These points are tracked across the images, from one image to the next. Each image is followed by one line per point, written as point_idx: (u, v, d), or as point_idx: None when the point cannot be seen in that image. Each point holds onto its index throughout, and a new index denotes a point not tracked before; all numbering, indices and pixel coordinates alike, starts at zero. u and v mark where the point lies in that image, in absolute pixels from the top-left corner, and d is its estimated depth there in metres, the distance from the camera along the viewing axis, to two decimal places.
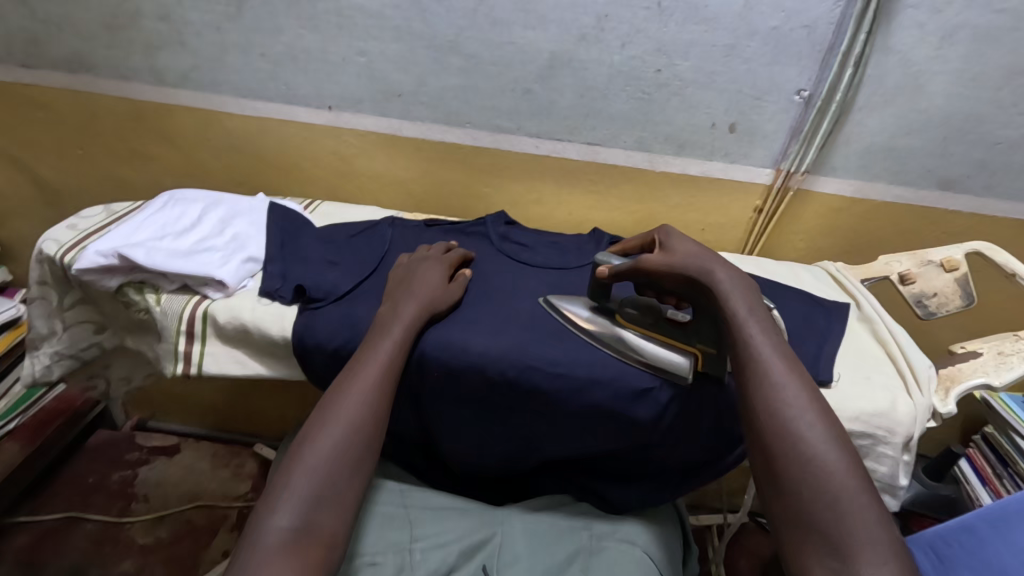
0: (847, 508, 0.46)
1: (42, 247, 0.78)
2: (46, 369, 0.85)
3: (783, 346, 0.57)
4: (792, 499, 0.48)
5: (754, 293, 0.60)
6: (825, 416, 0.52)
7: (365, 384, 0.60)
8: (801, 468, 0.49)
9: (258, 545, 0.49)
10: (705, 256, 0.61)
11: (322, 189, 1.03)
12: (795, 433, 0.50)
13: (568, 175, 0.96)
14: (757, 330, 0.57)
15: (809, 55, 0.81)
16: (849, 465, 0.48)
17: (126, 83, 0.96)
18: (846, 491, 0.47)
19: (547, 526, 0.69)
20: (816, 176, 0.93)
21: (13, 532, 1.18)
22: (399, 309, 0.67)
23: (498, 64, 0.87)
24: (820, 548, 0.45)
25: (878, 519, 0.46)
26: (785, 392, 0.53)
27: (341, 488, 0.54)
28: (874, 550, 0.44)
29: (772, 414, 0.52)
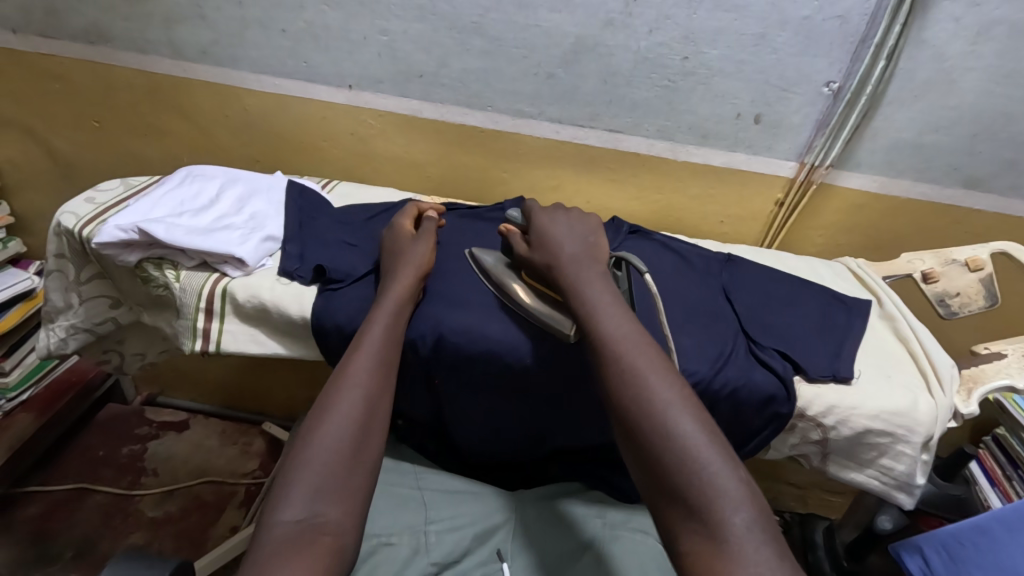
0: (700, 462, 0.46)
1: (60, 219, 0.78)
2: (61, 342, 0.85)
3: (628, 319, 0.58)
4: (650, 467, 0.48)
5: (600, 275, 0.63)
6: (671, 378, 0.52)
7: (360, 378, 0.60)
8: (653, 434, 0.48)
9: (265, 542, 0.48)
10: (559, 247, 0.67)
11: (338, 169, 1.02)
12: (642, 395, 0.50)
13: (589, 162, 0.95)
14: (601, 307, 0.59)
15: (840, 47, 0.79)
16: (697, 420, 0.48)
17: (144, 56, 0.95)
18: (693, 442, 0.47)
19: (561, 512, 0.69)
20: (839, 170, 0.91)
21: (24, 502, 1.20)
22: (387, 293, 0.67)
23: (523, 47, 0.85)
24: (677, 507, 0.45)
25: (727, 467, 0.45)
26: (630, 361, 0.53)
27: (344, 477, 0.53)
28: (725, 499, 0.43)
29: (622, 380, 0.52)
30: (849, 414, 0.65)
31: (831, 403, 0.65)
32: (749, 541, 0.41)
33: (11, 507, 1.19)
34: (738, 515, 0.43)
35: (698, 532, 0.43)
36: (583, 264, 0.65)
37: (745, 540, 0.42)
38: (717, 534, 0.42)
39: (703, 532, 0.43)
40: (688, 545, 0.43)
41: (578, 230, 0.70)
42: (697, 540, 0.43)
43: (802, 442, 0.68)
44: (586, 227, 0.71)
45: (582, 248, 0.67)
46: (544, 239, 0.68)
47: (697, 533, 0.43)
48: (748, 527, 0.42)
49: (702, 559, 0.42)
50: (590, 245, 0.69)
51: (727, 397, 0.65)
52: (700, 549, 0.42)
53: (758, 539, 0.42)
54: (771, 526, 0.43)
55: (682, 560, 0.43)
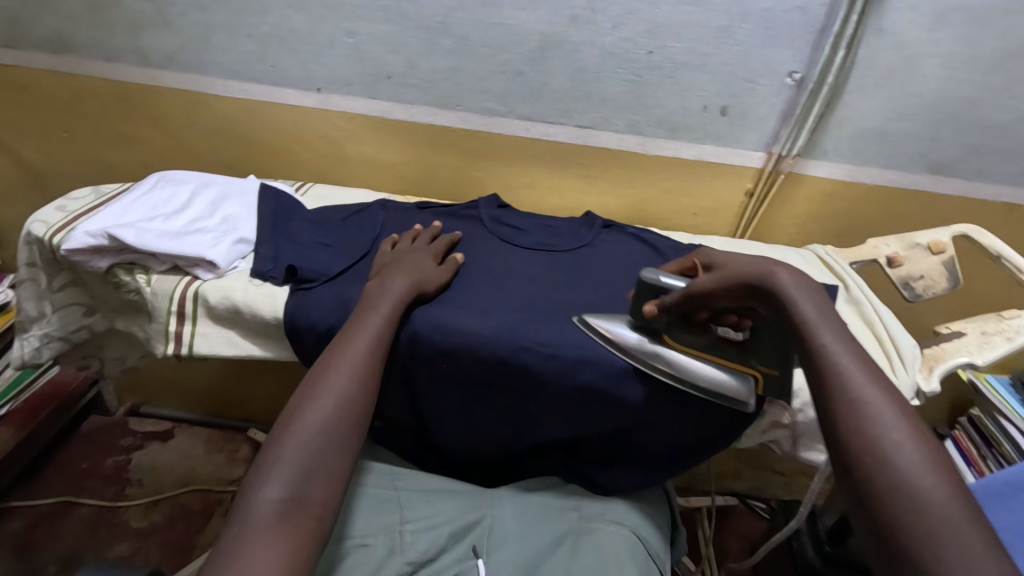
0: (920, 487, 0.39)
1: (31, 228, 0.77)
2: (35, 351, 0.84)
3: (854, 341, 0.51)
4: (861, 499, 0.42)
5: (817, 292, 0.55)
6: (902, 408, 0.45)
7: (351, 361, 0.61)
8: (868, 463, 0.42)
9: (251, 514, 0.48)
10: (756, 264, 0.58)
11: (313, 172, 1.02)
12: (861, 412, 0.45)
13: (560, 158, 0.96)
14: (821, 320, 0.52)
15: (801, 37, 0.80)
16: (927, 455, 0.41)
17: (112, 64, 0.95)
18: (919, 473, 0.40)
19: (537, 508, 0.69)
20: (807, 159, 0.93)
21: (7, 517, 1.19)
22: (389, 285, 0.68)
23: (490, 45, 0.86)
24: (887, 536, 0.39)
25: (959, 504, 0.38)
26: (855, 383, 0.47)
27: (331, 461, 0.54)
28: (957, 547, 0.36)
29: (839, 392, 0.47)
30: None
31: None
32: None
33: None
34: (963, 552, 0.36)
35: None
36: (800, 279, 0.56)
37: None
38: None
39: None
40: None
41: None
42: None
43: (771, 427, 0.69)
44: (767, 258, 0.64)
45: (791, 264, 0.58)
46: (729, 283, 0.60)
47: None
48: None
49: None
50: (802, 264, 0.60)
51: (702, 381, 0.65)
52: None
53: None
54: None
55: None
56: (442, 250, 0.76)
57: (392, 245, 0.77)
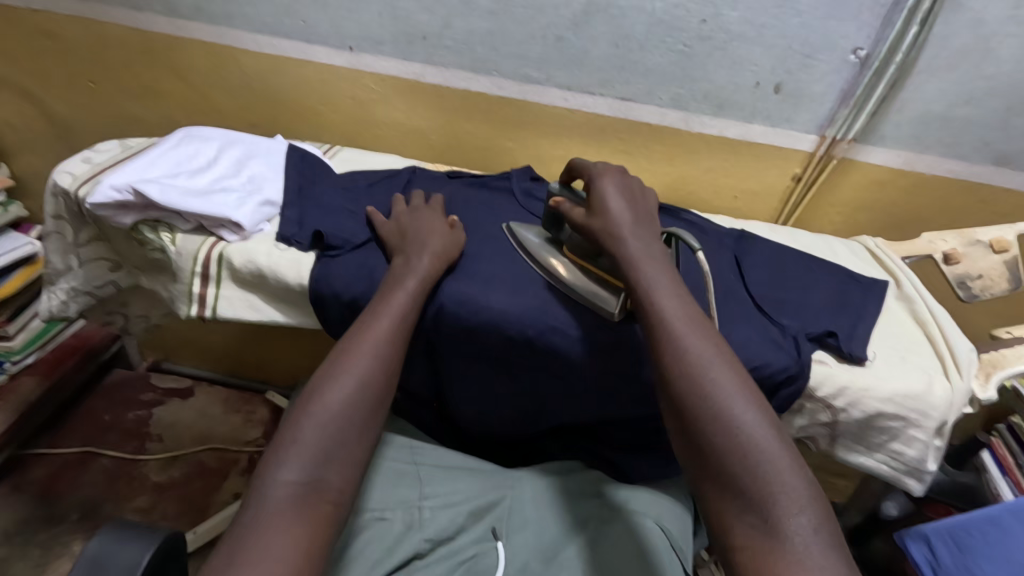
0: (763, 457, 0.45)
1: (56, 179, 0.76)
2: (63, 304, 0.84)
3: (688, 305, 0.55)
4: (709, 466, 0.47)
5: (661, 258, 0.59)
6: (737, 374, 0.50)
7: (375, 341, 0.59)
8: (719, 438, 0.47)
9: (266, 498, 0.48)
10: (617, 221, 0.60)
11: (339, 135, 0.99)
12: (704, 385, 0.49)
13: (598, 131, 0.91)
14: (662, 289, 0.55)
15: (869, 10, 0.74)
16: (763, 421, 0.47)
17: (139, 13, 0.92)
18: (762, 443, 0.46)
19: (558, 491, 0.67)
20: (862, 145, 0.87)
21: (32, 463, 1.22)
22: (414, 260, 0.65)
23: (530, 7, 0.81)
24: (735, 502, 0.45)
25: (792, 466, 0.45)
26: (692, 357, 0.51)
27: (349, 443, 0.54)
28: (790, 498, 0.43)
29: (684, 368, 0.50)
30: (860, 396, 0.62)
31: (842, 384, 0.62)
32: (811, 542, 0.42)
33: (18, 468, 1.21)
34: (803, 514, 0.43)
35: (755, 528, 0.43)
36: (643, 248, 0.59)
37: (806, 542, 0.42)
38: (779, 536, 0.42)
39: (763, 530, 0.43)
40: (745, 542, 0.43)
41: (639, 201, 0.63)
42: (754, 538, 0.43)
43: (810, 424, 0.65)
44: (641, 197, 0.64)
45: (640, 224, 0.61)
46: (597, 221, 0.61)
47: (755, 530, 0.43)
48: (812, 530, 0.42)
49: (761, 560, 0.42)
50: (650, 221, 0.62)
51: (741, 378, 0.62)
52: (759, 550, 0.42)
53: (821, 540, 0.42)
54: (833, 527, 0.43)
55: (733, 551, 0.44)
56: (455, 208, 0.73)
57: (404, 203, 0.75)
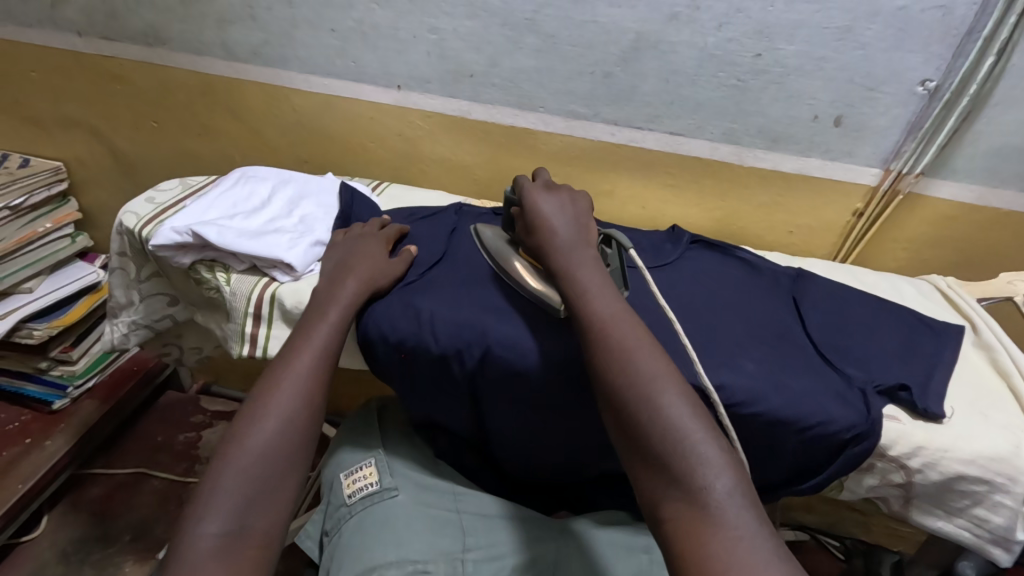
0: (682, 432, 0.48)
1: (122, 219, 0.79)
2: (124, 337, 0.87)
3: (616, 298, 0.58)
4: (638, 447, 0.49)
5: (595, 260, 0.62)
6: (658, 359, 0.53)
7: (298, 378, 0.58)
8: (643, 419, 0.49)
9: (186, 555, 0.47)
10: (553, 233, 0.64)
11: (386, 170, 1.00)
12: (628, 371, 0.52)
13: (647, 166, 0.89)
14: (592, 288, 0.59)
15: (939, 41, 0.70)
16: (682, 399, 0.50)
17: (200, 57, 0.96)
18: (681, 419, 0.48)
19: (606, 545, 0.65)
20: (930, 179, 0.82)
21: (89, 483, 1.26)
22: (340, 289, 0.66)
23: (579, 45, 0.81)
24: (660, 477, 0.47)
25: (709, 438, 0.48)
26: (619, 346, 0.53)
27: (273, 484, 0.52)
28: (706, 467, 0.46)
29: (611, 356, 0.53)
30: (938, 457, 0.57)
31: (917, 443, 0.58)
32: (729, 505, 0.44)
33: (76, 487, 1.26)
34: (720, 481, 0.45)
35: (679, 501, 0.46)
36: (577, 251, 0.62)
37: (724, 504, 0.44)
38: (698, 503, 0.45)
39: (685, 500, 0.45)
40: (669, 514, 0.46)
41: (572, 208, 0.67)
42: (679, 510, 0.45)
43: (881, 483, 0.60)
44: (578, 205, 0.68)
45: (573, 232, 0.64)
46: (540, 227, 0.65)
47: (681, 501, 0.46)
48: (729, 493, 0.45)
49: (684, 527, 0.44)
50: (585, 226, 0.66)
51: (805, 434, 0.58)
52: (683, 519, 0.45)
53: (738, 502, 0.44)
54: (749, 491, 0.46)
55: (663, 526, 0.46)
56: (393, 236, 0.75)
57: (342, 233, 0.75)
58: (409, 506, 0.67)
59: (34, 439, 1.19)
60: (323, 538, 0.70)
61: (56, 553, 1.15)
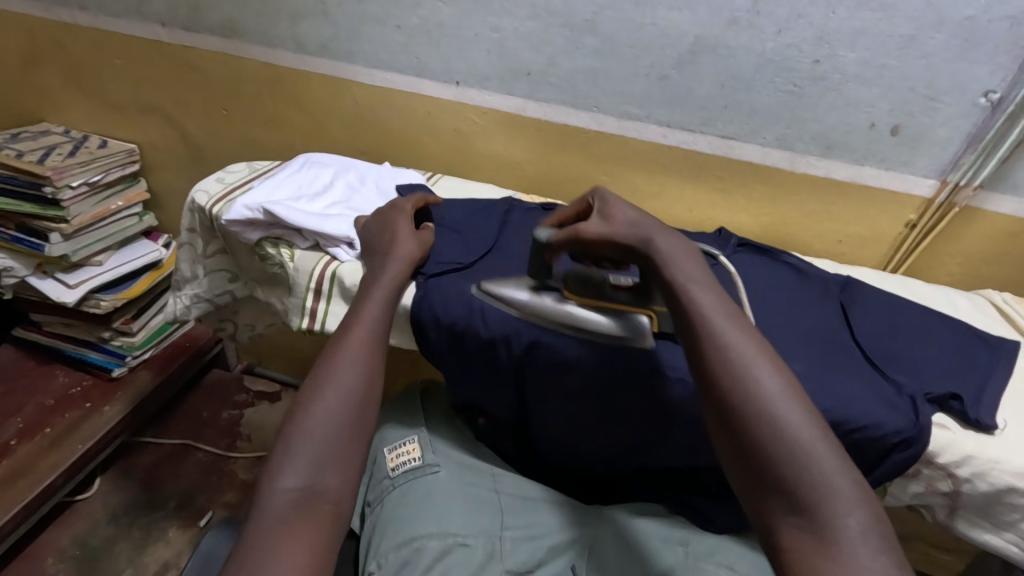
0: (807, 453, 0.43)
1: (195, 197, 0.85)
2: (185, 309, 0.92)
3: (727, 301, 0.52)
4: (753, 464, 0.44)
5: (691, 251, 0.56)
6: (756, 342, 0.49)
7: (359, 344, 0.58)
8: (761, 433, 0.44)
9: (265, 511, 0.46)
10: (631, 223, 0.58)
11: (439, 163, 1.03)
12: (747, 379, 0.47)
13: (696, 169, 0.90)
14: (701, 287, 0.53)
15: (1005, 52, 0.70)
16: (784, 385, 0.47)
17: (272, 49, 1.01)
18: (808, 439, 0.44)
19: (641, 535, 0.65)
20: (989, 193, 0.81)
21: (139, 450, 1.33)
22: (384, 266, 0.66)
23: (638, 47, 0.83)
24: (778, 500, 0.43)
25: (841, 465, 0.43)
26: (736, 352, 0.48)
27: (340, 444, 0.51)
28: (838, 498, 0.41)
29: (723, 359, 0.48)
30: (989, 468, 0.57)
31: (967, 452, 0.57)
32: (861, 544, 0.40)
33: (128, 454, 1.32)
34: (852, 516, 0.41)
35: (799, 528, 0.41)
36: (671, 243, 0.56)
37: (856, 543, 0.40)
38: (823, 532, 0.40)
39: (806, 529, 0.41)
40: (788, 540, 0.42)
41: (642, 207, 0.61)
42: (800, 538, 0.41)
43: (926, 491, 0.60)
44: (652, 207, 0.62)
45: (655, 222, 0.59)
46: (613, 221, 0.59)
47: (800, 529, 0.41)
48: (861, 531, 0.40)
49: (805, 558, 0.40)
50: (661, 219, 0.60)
51: (848, 438, 0.59)
52: (805, 549, 0.41)
53: (871, 542, 0.40)
54: (886, 528, 0.41)
55: (777, 552, 0.42)
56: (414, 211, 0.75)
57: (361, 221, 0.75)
58: (449, 483, 0.69)
59: (94, 405, 1.26)
60: (365, 508, 0.72)
61: (107, 513, 1.21)
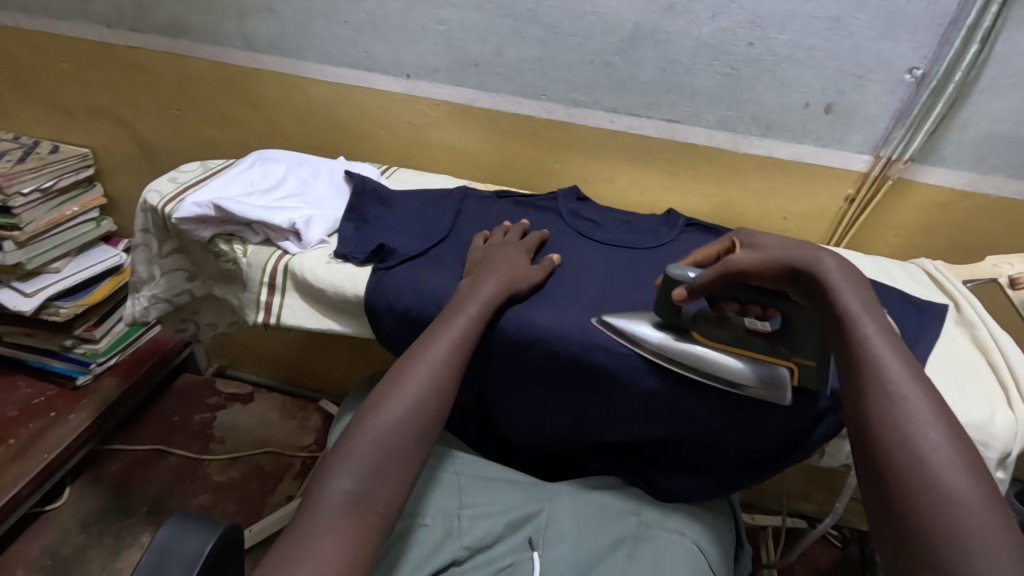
0: (967, 517, 0.40)
1: (147, 198, 0.84)
2: (144, 310, 0.91)
3: (900, 345, 0.51)
4: (901, 515, 0.42)
5: (861, 281, 0.54)
6: (931, 395, 0.47)
7: (432, 364, 0.61)
8: (920, 482, 0.42)
9: (320, 503, 0.50)
10: (790, 249, 0.56)
11: (395, 157, 1.04)
12: (910, 427, 0.45)
13: (645, 153, 0.93)
14: (870, 324, 0.51)
15: (925, 30, 0.73)
16: (954, 444, 0.44)
17: (220, 48, 1.01)
18: (971, 502, 0.40)
19: (597, 508, 0.68)
20: (920, 165, 0.84)
21: (110, 458, 1.32)
22: (480, 284, 0.67)
23: (580, 35, 0.85)
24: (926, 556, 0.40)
25: (1007, 540, 0.39)
26: (902, 397, 0.46)
27: (396, 457, 0.55)
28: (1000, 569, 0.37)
29: (884, 399, 0.47)
30: None
31: None
32: None
33: (97, 462, 1.31)
34: None
35: None
36: (844, 269, 0.55)
37: None
38: None
39: None
40: None
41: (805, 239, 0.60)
42: None
43: None
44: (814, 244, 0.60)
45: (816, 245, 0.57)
46: (773, 249, 0.57)
47: None
48: None
49: None
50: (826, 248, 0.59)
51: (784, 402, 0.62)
52: None
53: None
54: None
55: None
56: (533, 246, 0.75)
57: (483, 239, 0.76)
58: None
59: (58, 414, 1.24)
60: None
61: (78, 523, 1.20)
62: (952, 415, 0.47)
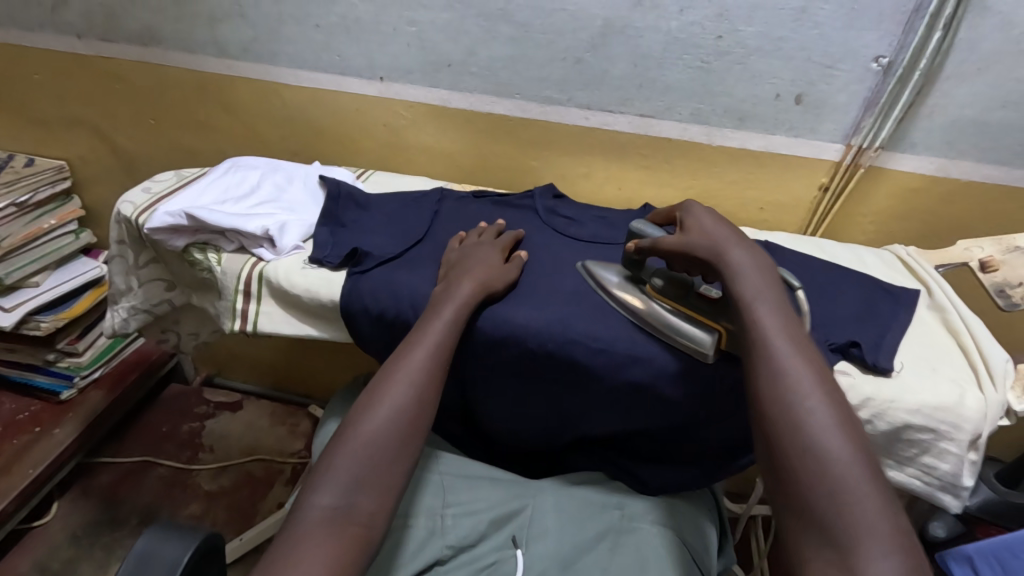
0: (845, 492, 0.43)
1: (121, 209, 0.84)
2: (124, 321, 0.91)
3: (793, 323, 0.53)
4: (791, 493, 0.45)
5: (761, 264, 0.57)
6: (821, 372, 0.50)
7: (411, 373, 0.61)
8: (803, 460, 0.45)
9: (302, 519, 0.50)
10: (705, 235, 0.59)
11: (373, 160, 1.04)
12: (798, 407, 0.47)
13: (620, 148, 0.93)
14: (764, 305, 0.53)
15: (890, 18, 0.74)
16: (838, 419, 0.47)
17: (193, 55, 1.00)
18: (849, 476, 0.43)
19: (580, 503, 0.68)
20: (891, 152, 0.85)
21: (98, 470, 1.31)
22: (455, 288, 0.67)
23: (550, 32, 0.85)
24: (811, 532, 0.43)
25: (880, 511, 0.42)
26: (794, 377, 0.49)
27: (381, 468, 0.55)
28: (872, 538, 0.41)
29: (773, 379, 0.49)
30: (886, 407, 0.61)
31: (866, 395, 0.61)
32: None
33: (85, 475, 1.30)
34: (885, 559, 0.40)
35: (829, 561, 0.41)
36: (747, 254, 0.57)
37: None
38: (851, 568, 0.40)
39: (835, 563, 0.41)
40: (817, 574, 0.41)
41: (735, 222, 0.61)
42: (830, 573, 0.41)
43: None
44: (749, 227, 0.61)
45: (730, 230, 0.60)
46: (693, 232, 0.60)
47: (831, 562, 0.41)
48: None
49: None
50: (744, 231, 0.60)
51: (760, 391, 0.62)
52: None
53: None
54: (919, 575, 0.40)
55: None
56: (508, 244, 0.74)
57: (458, 242, 0.76)
58: None
59: (44, 428, 1.24)
60: None
61: (67, 536, 1.20)
62: (837, 389, 0.50)
